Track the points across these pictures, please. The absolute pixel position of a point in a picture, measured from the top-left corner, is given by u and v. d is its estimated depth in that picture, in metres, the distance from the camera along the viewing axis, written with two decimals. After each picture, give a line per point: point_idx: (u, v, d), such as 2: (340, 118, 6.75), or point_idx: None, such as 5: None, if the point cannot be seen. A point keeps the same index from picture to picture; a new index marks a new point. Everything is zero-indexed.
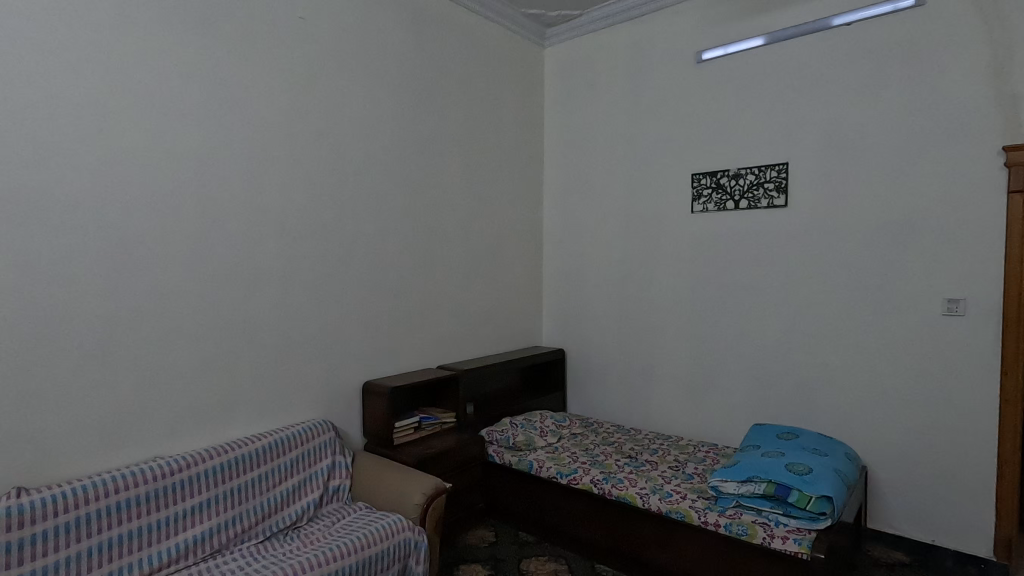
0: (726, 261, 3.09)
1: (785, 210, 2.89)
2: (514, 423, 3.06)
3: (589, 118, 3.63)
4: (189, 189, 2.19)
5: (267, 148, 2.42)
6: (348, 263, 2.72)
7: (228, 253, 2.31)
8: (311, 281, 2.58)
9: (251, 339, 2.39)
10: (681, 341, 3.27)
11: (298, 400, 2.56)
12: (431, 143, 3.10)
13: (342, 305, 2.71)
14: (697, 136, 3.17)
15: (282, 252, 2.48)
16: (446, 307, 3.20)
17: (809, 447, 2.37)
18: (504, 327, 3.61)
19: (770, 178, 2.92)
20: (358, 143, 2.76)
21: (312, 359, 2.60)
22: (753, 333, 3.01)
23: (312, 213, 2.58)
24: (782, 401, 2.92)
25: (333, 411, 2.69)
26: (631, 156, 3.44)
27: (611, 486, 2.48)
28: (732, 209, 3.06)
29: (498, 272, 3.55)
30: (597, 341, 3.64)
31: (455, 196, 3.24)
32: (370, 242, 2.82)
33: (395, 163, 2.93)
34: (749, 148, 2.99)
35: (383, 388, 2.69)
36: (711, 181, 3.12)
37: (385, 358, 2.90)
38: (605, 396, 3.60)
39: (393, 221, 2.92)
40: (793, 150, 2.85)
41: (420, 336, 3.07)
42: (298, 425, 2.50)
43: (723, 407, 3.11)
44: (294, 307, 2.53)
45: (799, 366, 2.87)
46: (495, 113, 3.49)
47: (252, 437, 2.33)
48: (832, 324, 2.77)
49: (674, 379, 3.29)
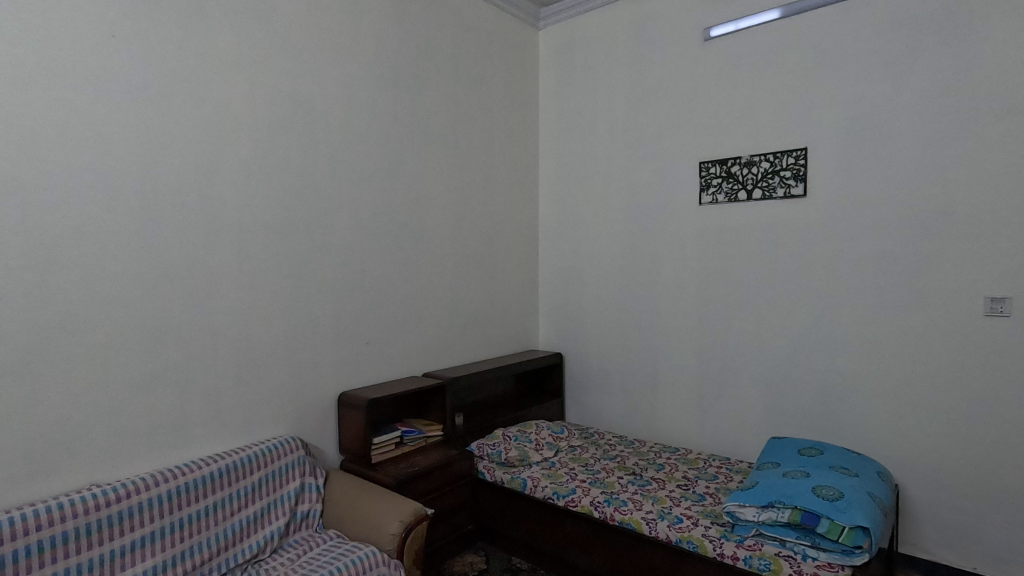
0: (738, 256, 2.82)
1: (802, 201, 2.63)
2: (507, 435, 2.79)
3: (587, 103, 3.36)
4: (131, 176, 1.92)
5: (225, 130, 2.15)
6: (321, 262, 2.46)
7: (179, 250, 2.04)
8: (278, 282, 2.32)
9: (207, 347, 2.12)
10: (689, 344, 3.00)
11: (263, 415, 2.29)
12: (413, 131, 2.84)
13: (314, 308, 2.45)
14: (704, 121, 2.90)
15: (244, 249, 2.21)
16: (432, 309, 2.94)
17: (836, 466, 2.10)
18: (497, 330, 3.35)
19: (787, 165, 2.66)
20: (331, 129, 2.50)
21: (280, 368, 2.34)
22: (769, 336, 2.74)
23: (279, 206, 2.32)
24: (802, 410, 2.65)
25: (305, 426, 2.42)
26: (634, 144, 3.17)
27: (613, 509, 2.22)
28: (744, 200, 2.79)
29: (490, 271, 3.28)
30: (598, 344, 3.37)
31: (441, 188, 2.98)
32: (346, 238, 2.56)
33: (374, 152, 2.67)
34: (763, 133, 2.72)
35: (360, 399, 2.42)
36: (720, 169, 2.85)
37: (365, 366, 2.64)
38: (606, 404, 3.34)
39: (372, 215, 2.66)
40: (813, 134, 2.58)
41: (403, 341, 2.81)
42: (265, 443, 2.23)
43: (735, 418, 2.85)
44: (258, 311, 2.26)
45: (820, 373, 2.60)
46: (485, 100, 3.22)
47: (211, 458, 2.06)
48: (857, 326, 2.50)
49: (681, 386, 3.03)
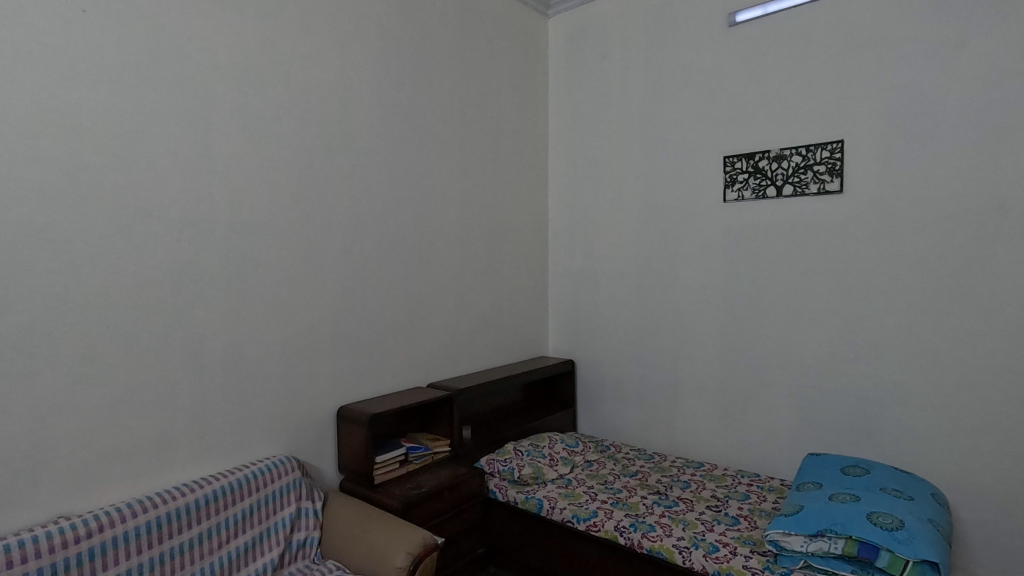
0: (767, 257, 2.64)
1: (837, 197, 2.44)
2: (519, 450, 2.61)
3: (601, 95, 3.17)
4: (107, 169, 1.71)
5: (210, 118, 1.94)
6: (319, 264, 2.26)
7: (158, 251, 1.83)
8: (272, 286, 2.12)
9: (192, 358, 1.91)
10: (712, 351, 2.81)
11: (255, 432, 2.08)
12: (418, 124, 2.64)
13: (311, 314, 2.24)
14: (729, 113, 2.72)
15: (233, 250, 2.01)
16: (437, 315, 2.74)
17: (886, 488, 1.91)
18: (506, 336, 3.15)
19: (820, 159, 2.47)
20: (330, 121, 2.30)
21: (274, 381, 2.13)
22: (801, 342, 2.55)
23: (271, 202, 2.12)
24: (837, 423, 2.47)
25: (301, 444, 2.21)
26: (651, 138, 2.98)
27: (641, 535, 2.03)
28: (773, 196, 2.60)
29: (498, 273, 3.08)
30: (612, 350, 3.18)
31: (446, 185, 2.78)
32: (345, 238, 2.36)
33: (376, 145, 2.47)
34: (794, 124, 2.53)
35: (361, 415, 2.22)
36: (747, 164, 2.66)
37: (366, 376, 2.43)
38: (621, 414, 3.14)
39: (373, 213, 2.46)
40: (850, 125, 2.40)
41: (407, 350, 2.60)
42: (259, 464, 2.02)
43: (764, 431, 2.66)
44: (249, 318, 2.05)
45: (859, 383, 2.41)
46: (493, 91, 3.03)
47: (198, 482, 1.85)
48: (899, 333, 2.31)
49: (704, 395, 2.84)
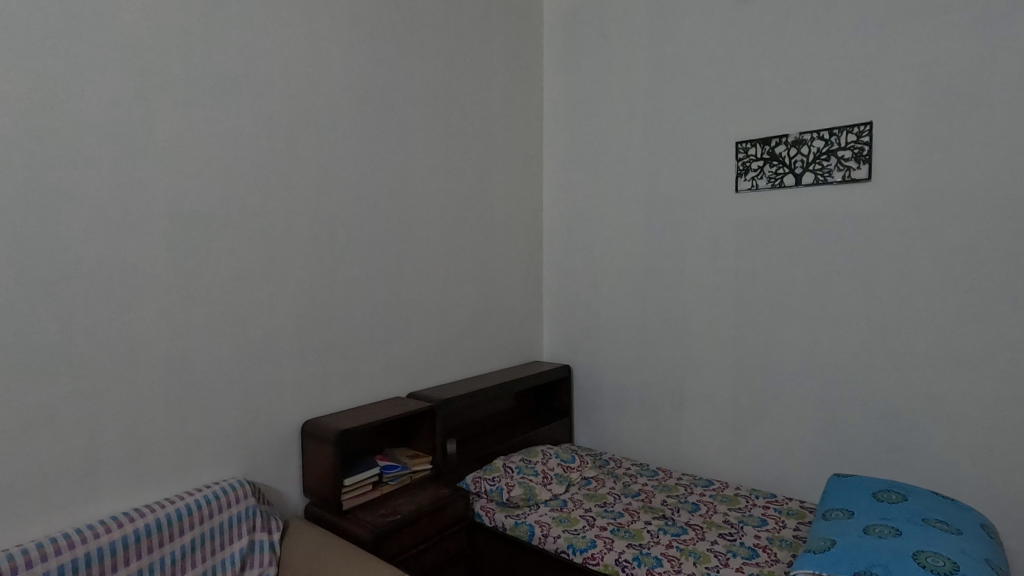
0: (784, 254, 2.37)
1: (864, 187, 2.18)
2: (508, 467, 2.35)
3: (600, 76, 2.90)
4: (14, 146, 1.43)
5: (149, 89, 1.66)
6: (281, 261, 1.99)
7: (82, 245, 1.55)
8: (224, 285, 1.85)
9: (126, 369, 1.63)
10: (723, 357, 2.55)
11: (204, 453, 1.80)
12: (396, 104, 2.37)
13: (272, 317, 1.97)
14: (742, 94, 2.45)
15: (177, 244, 1.73)
16: (419, 317, 2.48)
17: (928, 519, 1.66)
18: (496, 339, 2.89)
19: (845, 144, 2.21)
20: (295, 98, 2.03)
21: (227, 393, 1.86)
22: (824, 348, 2.29)
23: (225, 189, 1.84)
24: (864, 440, 2.21)
25: (260, 465, 1.95)
26: (656, 124, 2.71)
27: (646, 572, 1.77)
28: (791, 186, 2.34)
29: (488, 270, 2.82)
30: (612, 355, 2.92)
31: (429, 172, 2.51)
32: (312, 231, 2.09)
33: (348, 127, 2.20)
34: (816, 105, 2.27)
35: (328, 432, 1.95)
36: (762, 150, 2.40)
37: (336, 386, 2.17)
38: (621, 425, 2.89)
39: (345, 203, 2.19)
40: (880, 105, 2.14)
41: (384, 356, 2.34)
42: (207, 490, 1.76)
43: (779, 445, 2.41)
44: (197, 322, 1.78)
45: (888, 394, 2.16)
46: (482, 71, 2.76)
47: (131, 514, 1.58)
48: (937, 339, 2.06)
49: (713, 406, 2.58)
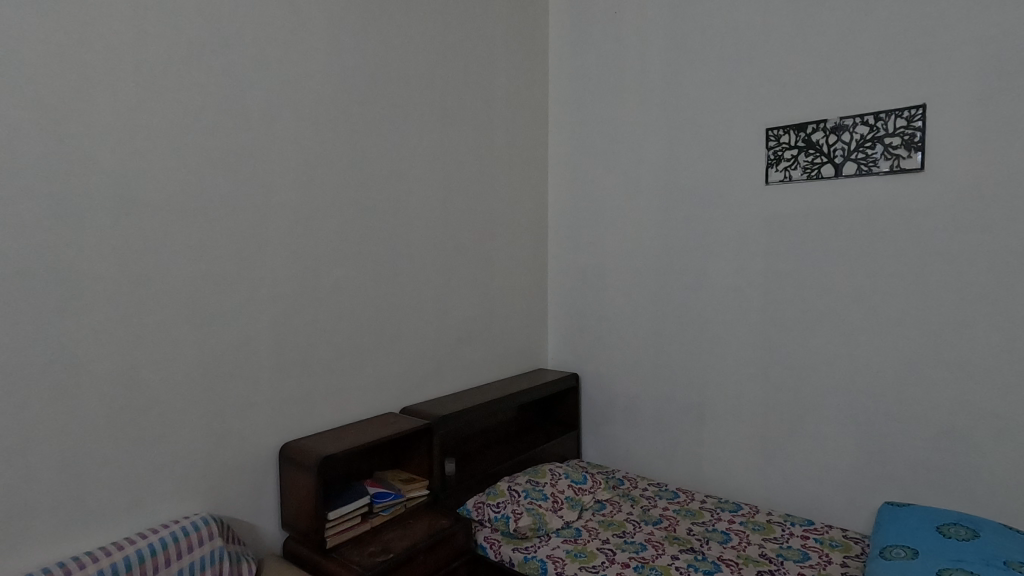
0: (821, 253, 2.14)
1: (914, 178, 1.95)
2: (514, 490, 2.10)
3: (612, 57, 2.65)
4: None
5: (92, 53, 1.38)
6: (256, 259, 1.73)
7: (4, 242, 1.27)
8: (187, 289, 1.58)
9: (62, 390, 1.36)
10: (749, 367, 2.31)
11: (161, 485, 1.53)
12: (388, 82, 2.10)
13: (244, 324, 1.70)
14: (774, 74, 2.21)
15: (127, 239, 1.46)
16: (413, 322, 2.22)
17: (1011, 563, 1.44)
18: (498, 346, 2.63)
19: (894, 130, 1.97)
20: (273, 71, 1.76)
21: (189, 415, 1.59)
22: (867, 358, 2.06)
23: (186, 175, 1.57)
24: (914, 461, 1.98)
25: (232, 496, 1.68)
26: (675, 110, 2.47)
27: None
28: (829, 177, 2.11)
29: (489, 270, 2.56)
30: (624, 363, 2.67)
31: (424, 160, 2.25)
32: (292, 226, 1.82)
33: (334, 107, 1.93)
34: (860, 86, 2.03)
35: (310, 457, 1.69)
36: (796, 138, 2.16)
37: (319, 402, 1.90)
38: (635, 439, 2.64)
39: (329, 194, 1.92)
40: (935, 86, 1.90)
41: (375, 367, 2.08)
42: (166, 530, 1.49)
43: (813, 465, 2.18)
44: (151, 332, 1.51)
45: (941, 410, 1.93)
46: (484, 50, 2.50)
47: (74, 564, 1.32)
48: (1000, 349, 1.83)
49: (739, 421, 2.34)
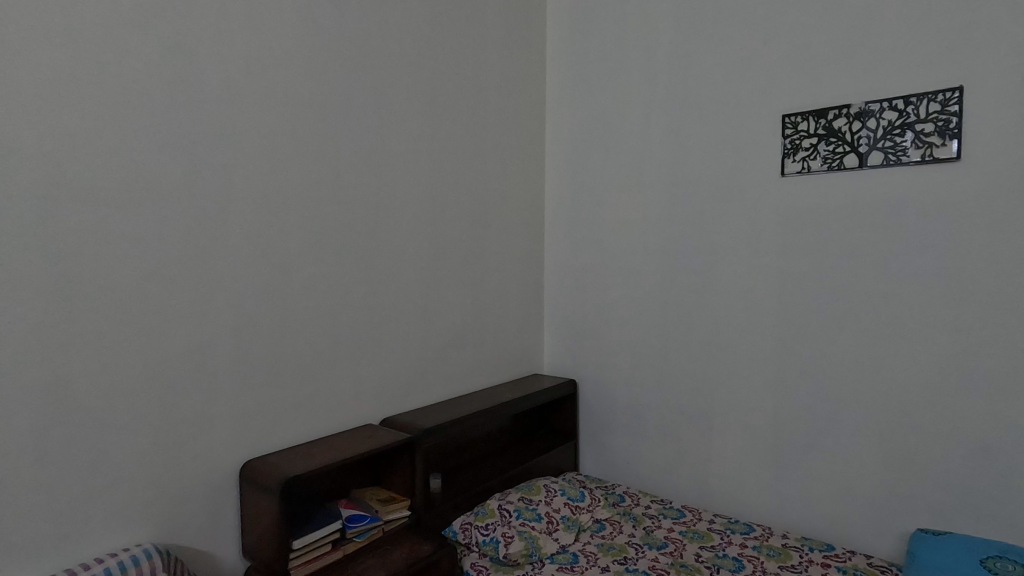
0: (843, 252, 1.95)
1: (948, 168, 1.76)
2: (505, 510, 1.91)
3: (615, 40, 2.46)
4: None
5: (14, 13, 1.19)
6: (214, 256, 1.53)
7: None
8: (132, 287, 1.39)
9: None
10: (762, 375, 2.13)
11: (97, 513, 1.34)
12: (369, 62, 1.91)
13: (200, 328, 1.51)
14: (792, 56, 2.02)
15: (57, 231, 1.27)
16: (396, 326, 2.03)
17: None
18: (489, 350, 2.45)
19: (927, 114, 1.78)
20: (237, 43, 1.57)
21: (134, 430, 1.40)
22: (894, 366, 1.87)
23: (130, 158, 1.37)
24: (946, 482, 1.79)
25: (184, 521, 1.49)
26: (682, 96, 2.28)
27: None
28: (852, 168, 1.92)
29: (480, 267, 2.37)
30: (626, 368, 2.49)
31: (408, 148, 2.06)
32: (257, 217, 1.63)
33: (307, 87, 1.74)
34: (888, 68, 1.84)
35: (273, 478, 1.50)
36: (816, 125, 1.98)
37: (288, 415, 1.71)
38: (636, 451, 2.46)
39: (300, 184, 1.73)
40: (974, 66, 1.71)
41: (352, 374, 1.89)
42: (104, 564, 1.30)
43: (832, 483, 1.99)
44: (86, 338, 1.32)
45: (978, 426, 1.74)
46: (476, 30, 2.31)
47: None
48: None
49: (750, 434, 2.16)
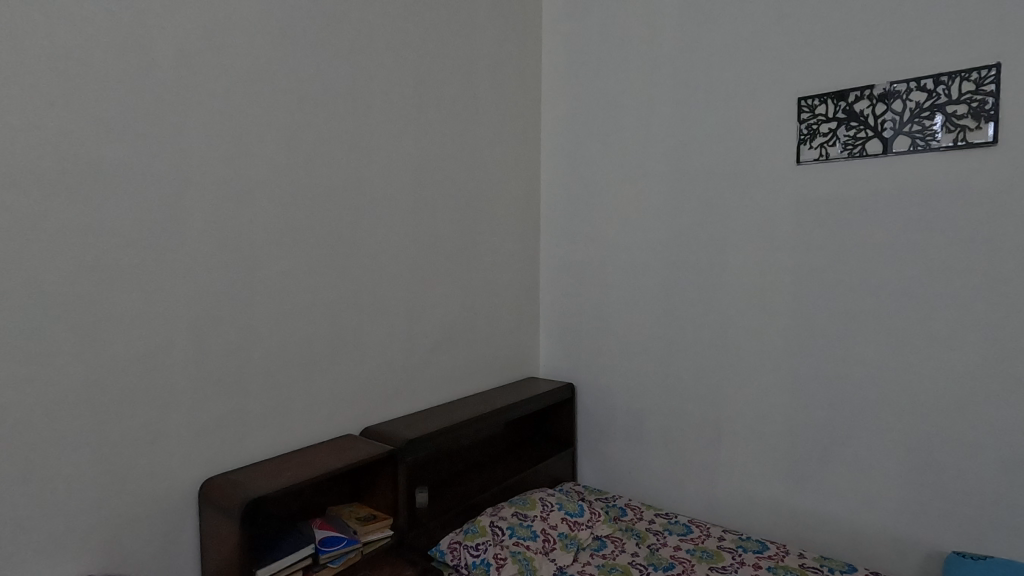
0: (863, 246, 1.79)
1: (982, 154, 1.61)
2: (498, 529, 1.75)
3: (615, 21, 2.30)
4: None
5: None
6: (169, 249, 1.36)
7: None
8: (70, 284, 1.21)
9: None
10: (775, 379, 1.97)
11: (29, 543, 1.17)
12: (347, 39, 1.75)
13: (152, 330, 1.34)
14: (807, 35, 1.86)
15: None
16: (378, 327, 1.86)
17: None
18: (481, 353, 2.28)
19: (959, 95, 1.62)
20: (195, 12, 1.40)
21: (73, 446, 1.23)
22: (921, 371, 1.71)
23: (66, 136, 1.20)
24: (980, 498, 1.63)
25: (135, 548, 1.32)
26: (687, 79, 2.12)
27: None
28: (875, 155, 1.76)
29: (470, 263, 2.21)
30: (626, 371, 2.33)
31: (391, 134, 1.89)
32: (220, 207, 1.46)
33: (276, 63, 1.57)
34: (915, 45, 1.69)
35: (234, 499, 1.33)
36: (835, 108, 1.82)
37: (255, 426, 1.55)
38: (638, 460, 2.30)
39: (269, 170, 1.56)
40: (1012, 41, 1.55)
41: (329, 381, 1.73)
42: None
43: (851, 497, 1.84)
44: (13, 342, 1.14)
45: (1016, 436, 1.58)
46: (466, 9, 2.14)
47: None
48: None
49: (762, 443, 2.00)
